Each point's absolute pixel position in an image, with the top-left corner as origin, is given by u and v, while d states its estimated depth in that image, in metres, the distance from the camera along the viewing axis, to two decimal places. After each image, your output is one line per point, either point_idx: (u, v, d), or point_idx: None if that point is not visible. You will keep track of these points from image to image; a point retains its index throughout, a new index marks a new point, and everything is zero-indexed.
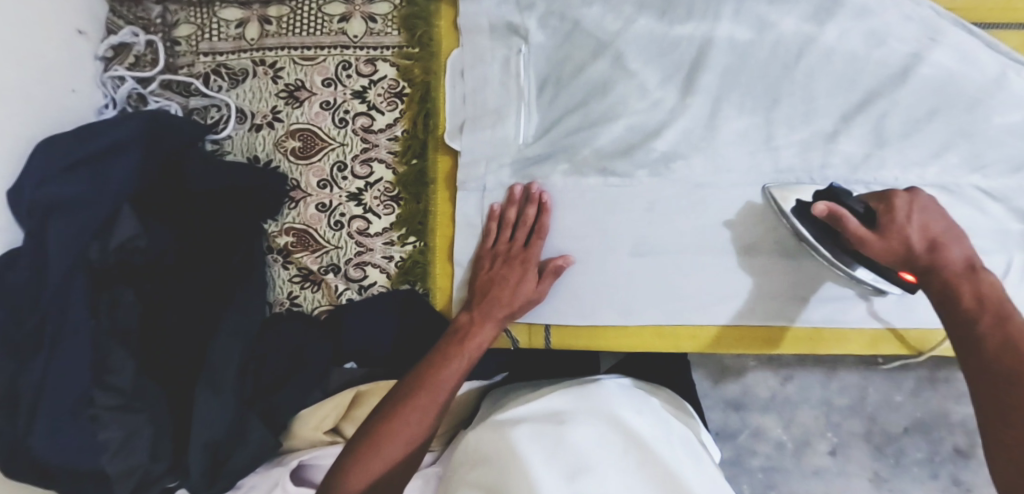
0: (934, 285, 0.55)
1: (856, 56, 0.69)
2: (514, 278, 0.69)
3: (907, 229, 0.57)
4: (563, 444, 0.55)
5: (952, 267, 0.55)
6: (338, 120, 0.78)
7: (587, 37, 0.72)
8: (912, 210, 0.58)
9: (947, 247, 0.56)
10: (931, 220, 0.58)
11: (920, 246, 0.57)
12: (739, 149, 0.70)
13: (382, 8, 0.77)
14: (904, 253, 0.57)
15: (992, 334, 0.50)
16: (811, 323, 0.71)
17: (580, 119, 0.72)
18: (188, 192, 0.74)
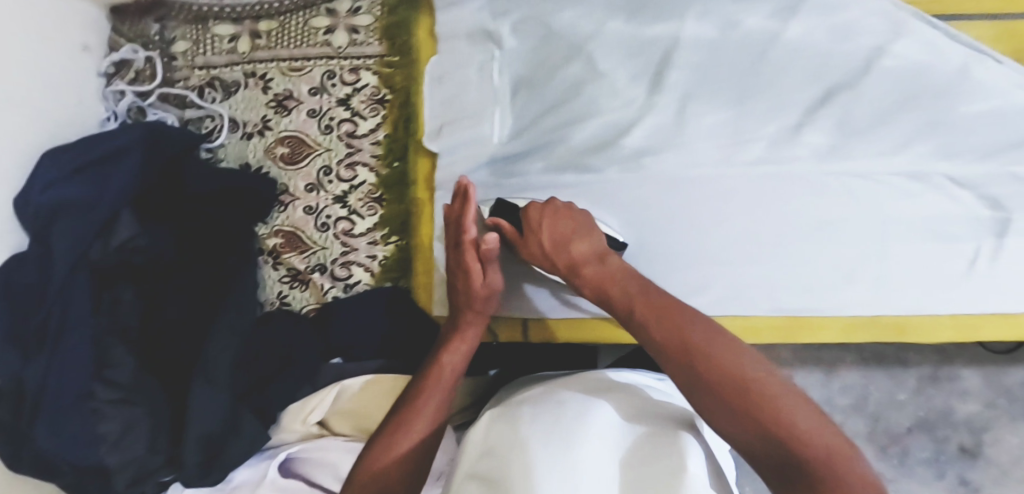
0: (590, 289, 0.64)
1: (820, 51, 0.71)
2: (477, 269, 0.68)
3: (539, 233, 0.67)
4: (562, 423, 0.53)
5: (572, 262, 0.65)
6: (324, 126, 0.81)
7: (559, 40, 0.75)
8: (542, 215, 0.67)
9: (573, 246, 0.66)
10: (558, 221, 0.67)
11: (549, 249, 0.66)
12: (709, 143, 0.72)
13: (365, 20, 0.81)
14: (547, 258, 0.67)
15: (655, 330, 0.57)
16: (786, 312, 0.71)
17: (554, 119, 0.74)
18: (184, 197, 0.79)
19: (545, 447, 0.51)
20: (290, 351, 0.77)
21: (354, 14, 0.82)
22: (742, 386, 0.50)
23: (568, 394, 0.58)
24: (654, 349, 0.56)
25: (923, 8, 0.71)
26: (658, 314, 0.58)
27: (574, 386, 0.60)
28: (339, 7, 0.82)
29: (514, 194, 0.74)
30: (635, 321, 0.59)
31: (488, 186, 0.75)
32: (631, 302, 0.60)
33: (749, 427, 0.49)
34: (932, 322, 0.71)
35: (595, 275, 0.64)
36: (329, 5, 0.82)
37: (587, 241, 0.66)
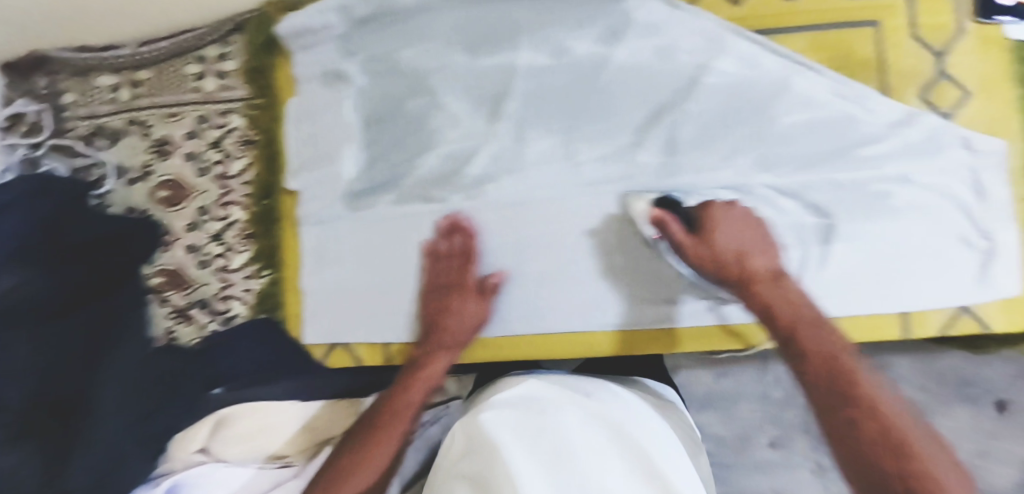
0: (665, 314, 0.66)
1: (646, 73, 0.74)
2: (461, 305, 0.74)
3: (716, 232, 0.68)
4: (548, 433, 0.59)
5: (726, 266, 0.67)
6: (199, 169, 0.86)
7: (405, 76, 0.79)
8: (726, 217, 0.68)
9: (749, 259, 0.67)
10: (743, 228, 0.68)
11: (729, 254, 0.67)
12: (544, 168, 0.76)
13: (232, 66, 0.86)
14: (716, 264, 0.68)
15: (805, 335, 0.60)
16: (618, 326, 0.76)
17: (402, 153, 0.78)
18: (70, 239, 0.80)
19: (534, 455, 0.57)
20: (174, 383, 0.81)
21: (222, 60, 0.86)
22: (865, 411, 0.53)
23: (547, 401, 0.63)
24: (808, 374, 0.57)
25: (740, 24, 0.74)
26: (815, 332, 0.60)
27: (555, 391, 0.66)
28: (209, 54, 0.86)
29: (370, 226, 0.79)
30: (793, 332, 0.61)
31: (345, 219, 0.79)
32: (797, 322, 0.62)
33: (857, 458, 0.51)
34: (760, 330, 0.76)
35: (766, 297, 0.64)
36: (199, 53, 0.86)
37: (767, 254, 0.68)
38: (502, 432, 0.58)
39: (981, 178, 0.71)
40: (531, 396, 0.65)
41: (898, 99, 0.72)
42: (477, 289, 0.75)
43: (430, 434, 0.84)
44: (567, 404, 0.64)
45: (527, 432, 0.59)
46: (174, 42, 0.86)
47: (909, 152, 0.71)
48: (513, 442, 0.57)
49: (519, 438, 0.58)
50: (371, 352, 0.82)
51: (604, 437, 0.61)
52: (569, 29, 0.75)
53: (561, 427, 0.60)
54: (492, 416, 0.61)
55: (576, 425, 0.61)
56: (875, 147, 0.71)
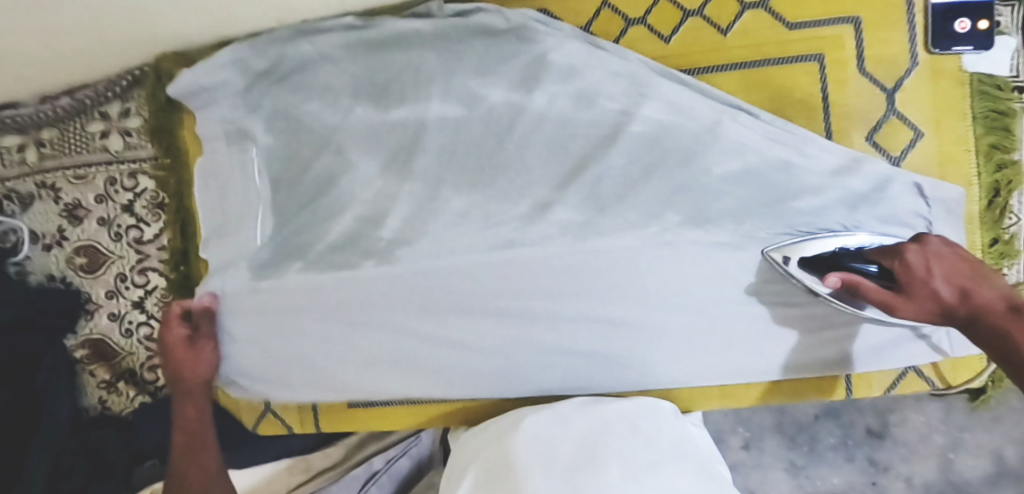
0: (989, 340, 0.56)
1: (565, 119, 0.69)
2: (177, 343, 0.74)
3: (933, 284, 0.57)
4: (566, 432, 0.66)
5: (966, 314, 0.57)
6: (114, 234, 0.82)
7: (310, 132, 0.73)
8: (929, 266, 0.58)
9: (975, 293, 0.57)
10: (948, 258, 0.58)
11: (951, 300, 0.57)
12: (459, 230, 0.71)
13: (136, 122, 0.81)
14: (942, 310, 0.58)
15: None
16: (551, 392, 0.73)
17: (310, 215, 0.73)
18: None
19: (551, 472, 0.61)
20: (104, 460, 0.80)
21: (126, 117, 0.81)
22: None
23: (567, 412, 0.68)
24: None
25: (669, 63, 0.70)
26: None
27: (578, 409, 0.69)
28: (111, 110, 0.81)
29: (268, 297, 0.73)
30: (1019, 364, 0.54)
31: (246, 292, 0.74)
32: None
33: None
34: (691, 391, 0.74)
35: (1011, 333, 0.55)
36: (101, 109, 0.81)
37: (990, 279, 0.57)
38: (527, 435, 0.66)
39: (934, 230, 0.65)
40: (556, 408, 0.69)
41: (845, 142, 0.66)
42: (186, 340, 0.74)
43: (397, 468, 0.86)
44: (559, 439, 0.65)
45: (544, 443, 0.65)
46: (72, 99, 0.81)
47: (855, 204, 0.65)
48: (536, 437, 0.65)
49: (549, 423, 0.67)
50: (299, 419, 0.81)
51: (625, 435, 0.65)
52: (480, 75, 0.70)
53: (574, 437, 0.65)
54: (513, 438, 0.66)
55: (589, 436, 0.65)
56: (816, 199, 0.65)
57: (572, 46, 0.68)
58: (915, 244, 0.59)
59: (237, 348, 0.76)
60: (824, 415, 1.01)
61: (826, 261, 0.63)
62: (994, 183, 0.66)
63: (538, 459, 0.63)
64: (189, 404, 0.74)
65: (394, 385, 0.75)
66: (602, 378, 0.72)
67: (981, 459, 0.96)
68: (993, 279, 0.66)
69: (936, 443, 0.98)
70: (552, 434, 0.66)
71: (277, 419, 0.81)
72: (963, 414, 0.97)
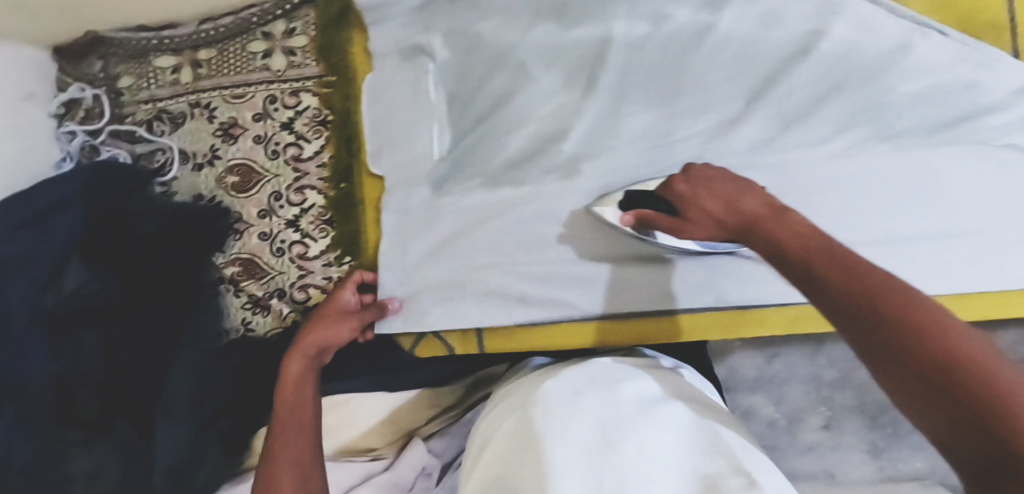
0: (756, 243, 0.53)
1: (750, 40, 0.70)
2: (346, 303, 0.75)
3: (701, 202, 0.59)
4: (575, 409, 0.52)
5: (745, 235, 0.54)
6: (271, 152, 0.82)
7: (488, 49, 0.74)
8: (693, 187, 0.59)
9: (741, 202, 0.55)
10: (713, 183, 0.59)
11: (727, 212, 0.56)
12: (638, 145, 0.72)
13: (300, 41, 0.81)
14: (717, 224, 0.58)
15: (834, 256, 0.47)
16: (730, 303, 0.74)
17: (487, 130, 0.75)
18: (124, 236, 0.77)
19: (563, 448, 0.49)
20: (254, 379, 0.79)
21: (290, 36, 0.81)
22: (923, 334, 0.40)
23: (578, 383, 0.55)
24: (831, 308, 0.45)
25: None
26: (794, 234, 0.50)
27: (587, 378, 0.56)
28: (275, 29, 0.82)
29: (446, 212, 0.76)
30: (779, 257, 0.50)
31: (426, 207, 0.76)
32: (804, 239, 0.49)
33: (939, 393, 0.38)
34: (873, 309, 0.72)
35: (773, 230, 0.52)
36: (264, 29, 0.82)
37: (751, 191, 0.56)
38: (529, 412, 0.54)
39: None
40: (562, 381, 0.56)
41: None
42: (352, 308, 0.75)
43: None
44: (574, 412, 0.52)
45: (546, 415, 0.52)
46: (238, 18, 0.82)
47: None
48: (531, 416, 0.53)
49: (556, 398, 0.54)
50: (461, 340, 0.78)
51: (649, 408, 0.53)
52: None
53: (590, 409, 0.52)
54: (515, 417, 0.54)
55: (597, 414, 0.52)
56: (999, 117, 0.67)
57: None
58: (681, 175, 0.61)
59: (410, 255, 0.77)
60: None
61: (627, 204, 0.70)
62: None
63: (535, 438, 0.50)
64: (293, 359, 0.69)
65: (557, 295, 0.75)
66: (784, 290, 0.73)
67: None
68: None
69: None
70: (567, 404, 0.53)
71: (439, 341, 0.79)
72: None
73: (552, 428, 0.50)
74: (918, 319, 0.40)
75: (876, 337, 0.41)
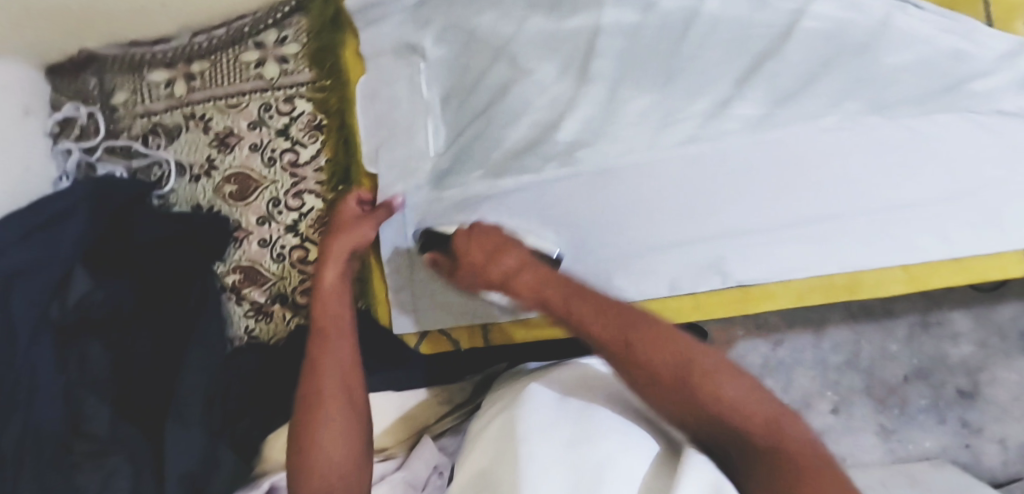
0: (528, 296, 0.63)
1: (743, 21, 0.71)
2: (353, 216, 0.74)
3: (501, 258, 0.65)
4: (559, 411, 0.59)
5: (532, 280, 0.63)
6: (267, 159, 0.83)
7: (484, 44, 0.75)
8: (470, 241, 0.67)
9: (500, 257, 0.65)
10: (485, 239, 0.67)
11: (515, 266, 0.64)
12: (638, 129, 0.71)
13: (293, 48, 0.82)
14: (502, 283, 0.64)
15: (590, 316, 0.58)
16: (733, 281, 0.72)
17: (485, 124, 0.74)
18: (130, 243, 0.79)
19: (545, 443, 0.55)
20: (262, 382, 0.79)
21: (281, 44, 0.82)
22: (675, 376, 0.52)
23: (562, 392, 0.62)
24: (614, 361, 0.55)
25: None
26: (580, 298, 0.59)
27: (572, 387, 0.63)
28: (267, 39, 0.83)
29: (450, 207, 0.75)
30: (569, 314, 0.59)
31: (428, 203, 0.77)
32: (567, 305, 0.59)
33: (691, 412, 0.52)
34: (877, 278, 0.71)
35: (530, 283, 0.62)
36: (256, 38, 0.83)
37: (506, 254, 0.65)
38: (513, 413, 0.60)
39: None
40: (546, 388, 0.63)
41: (1008, 30, 0.69)
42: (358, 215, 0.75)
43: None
44: (555, 412, 0.58)
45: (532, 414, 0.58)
46: (230, 29, 0.83)
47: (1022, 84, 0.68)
48: (515, 416, 0.59)
49: (544, 403, 0.60)
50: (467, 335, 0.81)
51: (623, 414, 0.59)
52: None
53: (571, 413, 0.58)
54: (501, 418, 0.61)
55: (579, 415, 0.58)
56: (989, 81, 0.68)
57: None
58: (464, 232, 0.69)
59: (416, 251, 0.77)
60: (912, 376, 1.05)
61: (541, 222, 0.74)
62: None
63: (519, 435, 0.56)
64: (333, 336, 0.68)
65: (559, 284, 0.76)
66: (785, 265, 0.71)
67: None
68: None
69: None
70: (548, 407, 0.59)
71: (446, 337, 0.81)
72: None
73: (533, 424, 0.57)
74: (661, 365, 0.53)
75: (639, 377, 0.54)
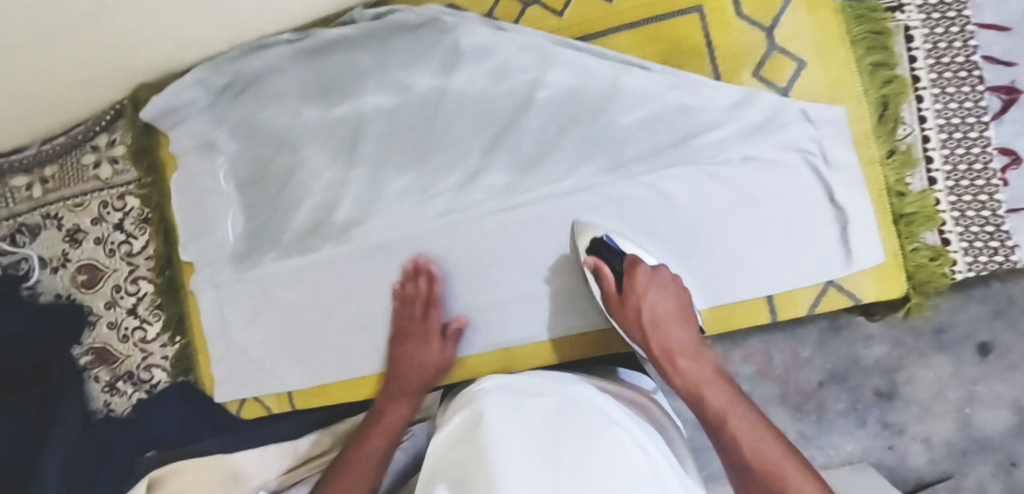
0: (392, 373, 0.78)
1: (485, 96, 0.75)
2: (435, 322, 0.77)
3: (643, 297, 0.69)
4: (538, 422, 0.56)
5: (429, 377, 0.77)
6: (108, 251, 0.92)
7: (268, 137, 0.82)
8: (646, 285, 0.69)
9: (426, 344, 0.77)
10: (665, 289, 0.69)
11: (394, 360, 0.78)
12: (400, 204, 0.78)
13: (122, 151, 0.92)
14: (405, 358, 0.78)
15: (699, 374, 0.66)
16: (494, 344, 0.78)
17: (273, 207, 0.82)
18: None
19: (532, 460, 0.52)
20: (113, 451, 0.85)
21: (112, 146, 0.93)
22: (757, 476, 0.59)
23: (528, 402, 0.60)
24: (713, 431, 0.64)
25: (569, 32, 0.77)
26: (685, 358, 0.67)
27: (536, 394, 0.62)
28: (99, 143, 0.93)
29: (255, 283, 0.83)
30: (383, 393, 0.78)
31: (237, 283, 0.84)
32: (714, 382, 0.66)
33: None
34: (622, 331, 0.76)
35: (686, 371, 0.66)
36: (91, 143, 0.93)
37: (428, 335, 0.77)
38: (489, 420, 0.56)
39: (825, 149, 0.68)
40: (507, 397, 0.61)
41: (734, 81, 0.71)
42: (421, 308, 0.77)
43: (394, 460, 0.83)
44: (524, 424, 0.56)
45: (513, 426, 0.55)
46: (68, 137, 0.92)
47: (748, 135, 0.69)
48: (496, 423, 0.55)
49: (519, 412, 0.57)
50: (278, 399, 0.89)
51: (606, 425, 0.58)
52: (406, 66, 0.77)
53: (546, 422, 0.57)
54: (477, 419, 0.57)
55: (563, 424, 0.56)
56: (716, 134, 0.69)
57: (479, 30, 0.74)
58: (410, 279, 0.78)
59: (233, 329, 0.86)
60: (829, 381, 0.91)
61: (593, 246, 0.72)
62: (883, 98, 0.70)
63: (506, 444, 0.53)
64: (405, 403, 0.76)
65: (358, 350, 0.83)
66: (539, 326, 0.77)
67: (999, 410, 0.86)
68: (895, 189, 0.70)
69: (953, 398, 0.88)
70: (514, 418, 0.56)
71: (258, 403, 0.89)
72: (972, 366, 0.87)
73: (507, 441, 0.54)
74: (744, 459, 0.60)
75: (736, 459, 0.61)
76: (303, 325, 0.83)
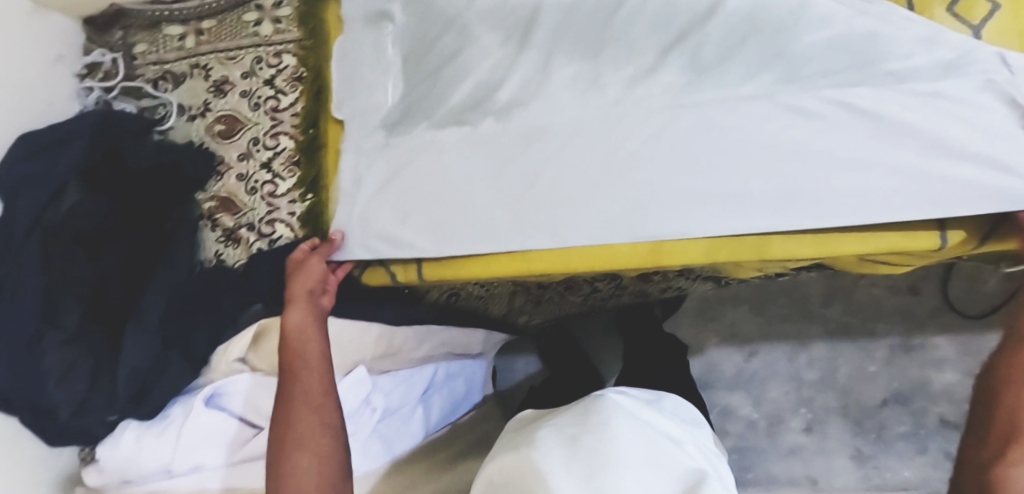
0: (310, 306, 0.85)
1: (669, 5, 0.75)
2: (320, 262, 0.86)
3: None
4: (584, 442, 0.70)
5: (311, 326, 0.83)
6: (253, 104, 0.93)
7: (440, 12, 0.84)
8: None
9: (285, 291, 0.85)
10: None
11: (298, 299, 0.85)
12: (569, 92, 0.79)
13: (285, 12, 0.94)
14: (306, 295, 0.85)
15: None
16: (648, 237, 0.78)
17: (433, 82, 0.84)
18: (122, 170, 0.87)
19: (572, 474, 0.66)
20: (219, 298, 0.87)
21: (277, 7, 0.94)
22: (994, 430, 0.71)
23: (579, 427, 0.72)
24: (986, 382, 0.74)
25: None
26: None
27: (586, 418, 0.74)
28: (266, 2, 0.95)
29: (399, 147, 0.85)
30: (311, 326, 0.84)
31: (382, 149, 0.86)
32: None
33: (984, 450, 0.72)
34: (786, 240, 0.76)
35: None
36: (257, 2, 0.95)
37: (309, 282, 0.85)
38: (544, 447, 0.70)
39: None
40: (561, 427, 0.74)
41: (926, 14, 0.73)
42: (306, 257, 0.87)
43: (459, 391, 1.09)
44: (576, 448, 0.69)
45: (568, 452, 0.68)
46: None
47: (938, 66, 0.70)
48: (553, 449, 0.69)
49: (570, 441, 0.70)
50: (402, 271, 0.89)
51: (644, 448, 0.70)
52: None
53: (596, 444, 0.69)
54: (539, 446, 0.70)
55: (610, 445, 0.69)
56: (909, 57, 0.70)
57: None
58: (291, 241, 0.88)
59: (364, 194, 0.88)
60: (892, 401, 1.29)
61: None
62: None
63: (561, 465, 0.67)
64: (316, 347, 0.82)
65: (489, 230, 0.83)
66: (696, 224, 0.76)
67: None
68: None
69: None
70: (565, 444, 0.70)
71: (382, 270, 0.90)
72: None
73: (555, 465, 0.67)
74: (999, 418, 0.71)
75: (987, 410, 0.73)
76: (444, 199, 0.84)
